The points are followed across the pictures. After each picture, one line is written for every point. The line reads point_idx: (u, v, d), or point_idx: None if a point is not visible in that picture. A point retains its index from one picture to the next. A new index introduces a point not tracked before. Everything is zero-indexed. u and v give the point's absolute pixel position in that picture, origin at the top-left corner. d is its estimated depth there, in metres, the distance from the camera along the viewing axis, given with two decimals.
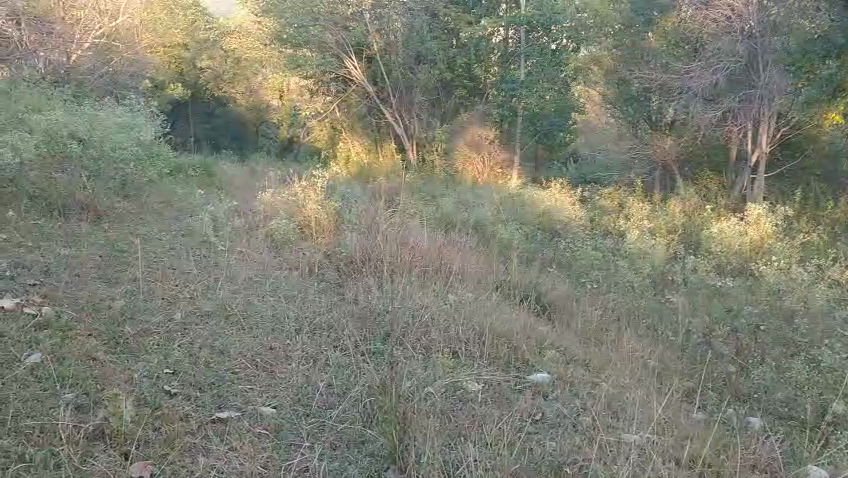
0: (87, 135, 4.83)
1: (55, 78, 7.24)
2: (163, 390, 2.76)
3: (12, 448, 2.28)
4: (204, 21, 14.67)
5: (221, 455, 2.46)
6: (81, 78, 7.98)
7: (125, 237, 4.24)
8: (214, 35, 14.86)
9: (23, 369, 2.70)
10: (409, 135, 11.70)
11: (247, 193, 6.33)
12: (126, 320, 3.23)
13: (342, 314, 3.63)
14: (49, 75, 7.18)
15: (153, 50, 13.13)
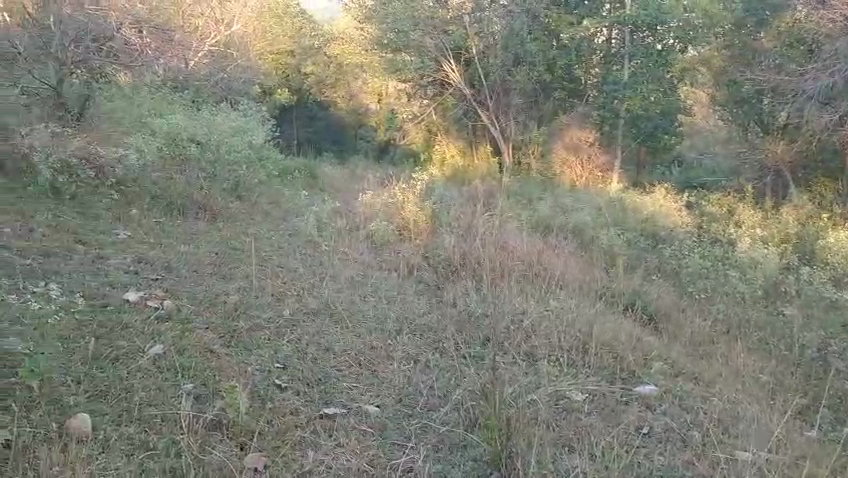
0: (206, 139, 5.40)
1: (176, 85, 7.71)
2: (274, 384, 2.88)
3: (138, 435, 2.43)
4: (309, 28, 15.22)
5: (329, 451, 2.52)
6: (198, 84, 8.43)
7: (235, 235, 4.44)
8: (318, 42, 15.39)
9: (147, 359, 2.88)
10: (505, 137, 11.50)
11: (346, 195, 6.47)
12: (238, 315, 3.39)
13: (443, 316, 3.65)
14: (172, 82, 7.67)
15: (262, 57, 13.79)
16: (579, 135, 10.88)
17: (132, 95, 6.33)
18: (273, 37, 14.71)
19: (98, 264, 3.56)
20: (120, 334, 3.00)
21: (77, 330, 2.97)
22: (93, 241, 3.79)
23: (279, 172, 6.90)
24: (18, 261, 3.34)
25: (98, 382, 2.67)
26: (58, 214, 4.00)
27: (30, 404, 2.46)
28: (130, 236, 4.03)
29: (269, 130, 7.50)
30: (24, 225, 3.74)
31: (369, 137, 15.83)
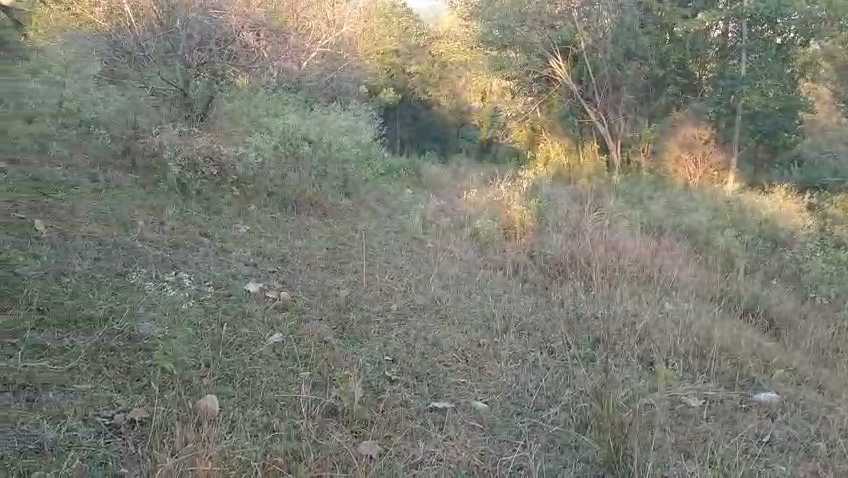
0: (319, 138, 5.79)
1: (290, 86, 8.05)
2: (385, 375, 2.95)
3: (260, 418, 2.55)
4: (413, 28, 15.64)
5: (439, 443, 2.54)
6: (310, 85, 8.77)
7: (345, 232, 4.57)
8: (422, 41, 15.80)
9: (267, 347, 3.02)
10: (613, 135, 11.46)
11: (450, 194, 6.51)
12: (349, 308, 3.50)
13: (550, 317, 3.63)
14: (286, 83, 8.02)
15: (370, 58, 14.20)
16: (692, 133, 10.46)
17: (249, 96, 6.65)
18: (379, 37, 15.11)
19: (222, 258, 3.76)
20: (242, 322, 3.17)
21: (204, 317, 3.16)
22: (216, 235, 4.01)
23: (385, 171, 7.04)
24: (151, 253, 3.59)
25: (223, 367, 2.83)
26: (185, 208, 4.25)
27: (164, 385, 2.64)
28: (248, 230, 4.22)
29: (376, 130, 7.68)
30: (156, 219, 4.00)
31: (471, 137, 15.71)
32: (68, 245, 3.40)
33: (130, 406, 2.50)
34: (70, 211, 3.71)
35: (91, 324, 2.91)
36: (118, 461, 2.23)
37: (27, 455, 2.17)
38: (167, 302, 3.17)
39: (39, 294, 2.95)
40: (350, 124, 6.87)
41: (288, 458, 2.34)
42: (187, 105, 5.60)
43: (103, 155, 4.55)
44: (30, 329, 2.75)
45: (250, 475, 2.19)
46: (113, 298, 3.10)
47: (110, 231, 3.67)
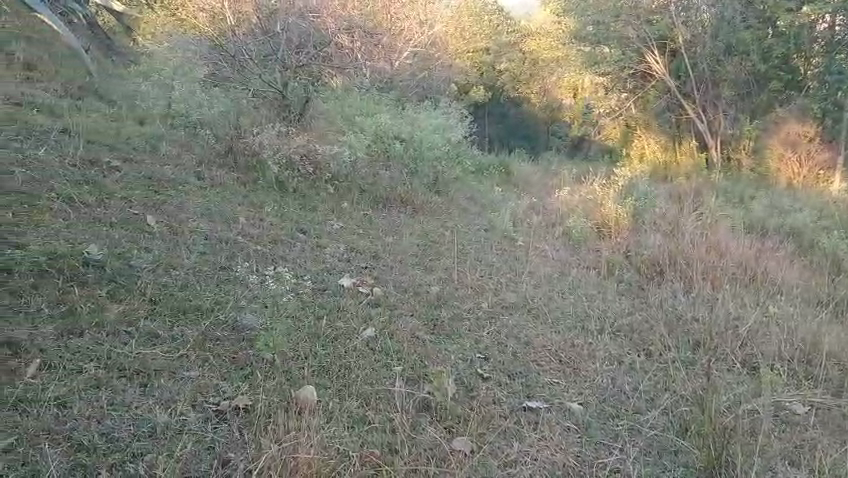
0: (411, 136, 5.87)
1: (382, 86, 8.18)
2: (477, 373, 2.96)
3: (355, 409, 2.61)
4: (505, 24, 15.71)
5: (533, 443, 2.52)
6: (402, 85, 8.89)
7: (435, 229, 4.60)
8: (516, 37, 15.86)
9: (362, 340, 3.09)
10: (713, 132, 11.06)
11: (541, 192, 6.44)
12: (441, 304, 3.53)
13: (647, 318, 3.53)
14: (379, 83, 8.16)
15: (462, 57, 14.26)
16: (796, 131, 9.86)
17: (343, 97, 6.82)
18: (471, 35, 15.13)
19: (317, 253, 3.87)
20: (337, 316, 3.25)
21: (302, 311, 3.26)
22: (312, 231, 4.13)
23: (475, 169, 7.04)
24: (252, 247, 3.74)
25: (320, 359, 2.91)
26: (283, 206, 4.40)
27: (266, 374, 2.74)
28: (342, 226, 4.33)
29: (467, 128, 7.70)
30: (256, 215, 4.15)
31: (562, 134, 15.49)
32: (177, 239, 3.58)
33: (234, 393, 2.62)
34: (178, 207, 3.91)
35: (198, 313, 3.06)
36: (224, 445, 2.35)
37: (143, 437, 2.31)
38: (267, 295, 3.31)
39: (152, 284, 3.14)
40: (440, 122, 6.91)
41: (384, 450, 2.39)
42: (285, 106, 5.79)
43: (208, 155, 4.77)
44: (144, 317, 2.93)
45: (348, 465, 2.25)
46: (218, 290, 3.26)
47: (215, 227, 3.85)
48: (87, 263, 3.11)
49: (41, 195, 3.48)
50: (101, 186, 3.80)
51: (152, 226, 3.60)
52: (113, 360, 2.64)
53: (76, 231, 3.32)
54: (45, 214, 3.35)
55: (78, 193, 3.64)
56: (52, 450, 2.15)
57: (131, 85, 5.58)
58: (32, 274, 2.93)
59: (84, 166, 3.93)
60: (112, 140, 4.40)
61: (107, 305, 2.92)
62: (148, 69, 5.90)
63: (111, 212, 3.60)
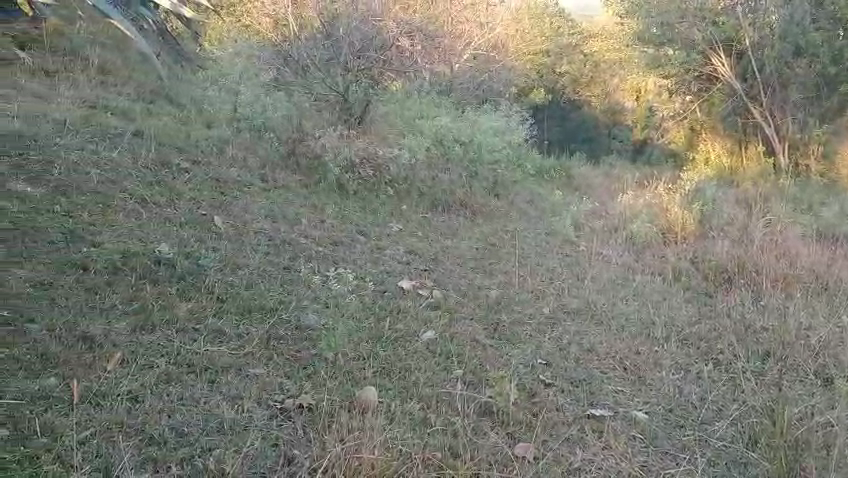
0: (470, 139, 5.86)
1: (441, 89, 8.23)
2: (539, 378, 2.92)
3: (416, 411, 2.61)
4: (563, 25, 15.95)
5: (597, 451, 2.48)
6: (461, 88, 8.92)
7: (494, 232, 4.59)
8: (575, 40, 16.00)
9: (422, 342, 3.10)
10: (781, 136, 10.60)
11: (603, 196, 6.35)
12: (501, 308, 3.51)
13: (715, 327, 3.43)
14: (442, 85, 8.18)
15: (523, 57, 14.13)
16: None
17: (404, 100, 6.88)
18: (531, 36, 15.05)
19: (377, 255, 3.91)
20: (398, 318, 3.26)
21: (363, 312, 3.29)
22: (372, 233, 4.17)
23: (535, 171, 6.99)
24: (314, 248, 3.80)
25: (381, 360, 2.92)
26: (343, 208, 4.45)
27: (328, 373, 2.77)
28: (402, 228, 4.35)
29: (528, 131, 7.66)
30: (318, 217, 4.22)
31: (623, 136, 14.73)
32: (242, 239, 3.67)
33: (298, 391, 2.66)
34: (243, 208, 4.00)
35: (262, 312, 3.12)
36: (288, 443, 2.38)
37: (210, 432, 2.37)
38: (329, 295, 3.35)
39: (219, 283, 3.21)
40: (500, 124, 6.88)
41: (446, 453, 2.38)
42: (346, 109, 5.86)
43: (272, 156, 4.87)
44: (211, 315, 3.01)
45: (411, 466, 2.25)
46: (281, 290, 3.32)
47: (278, 228, 3.92)
48: (157, 262, 3.22)
49: (115, 195, 3.61)
50: (171, 187, 3.92)
51: (218, 227, 3.70)
52: (182, 356, 2.71)
53: (147, 230, 3.43)
54: (120, 214, 3.48)
55: (149, 193, 3.76)
56: (125, 442, 2.22)
57: (200, 87, 5.75)
58: (106, 272, 3.04)
59: (155, 168, 4.07)
60: (182, 142, 4.53)
61: (176, 302, 3.00)
62: (216, 74, 6.08)
63: (180, 213, 3.71)
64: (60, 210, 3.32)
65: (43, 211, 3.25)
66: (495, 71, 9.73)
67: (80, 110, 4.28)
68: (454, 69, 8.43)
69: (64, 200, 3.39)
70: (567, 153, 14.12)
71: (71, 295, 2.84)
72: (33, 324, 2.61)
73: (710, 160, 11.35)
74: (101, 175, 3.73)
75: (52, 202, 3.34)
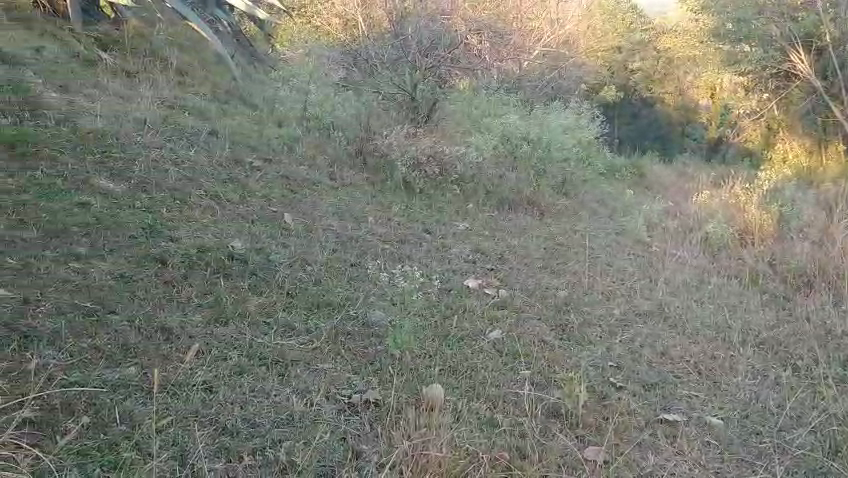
0: (538, 138, 5.79)
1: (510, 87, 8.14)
2: (609, 381, 2.85)
3: (483, 411, 2.58)
4: (635, 16, 14.94)
5: (670, 457, 2.40)
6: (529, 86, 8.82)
7: (562, 232, 4.51)
8: (647, 36, 15.08)
9: (488, 342, 3.07)
10: None
11: (675, 196, 6.16)
12: (570, 309, 3.44)
13: (795, 331, 3.28)
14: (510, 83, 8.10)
15: (595, 54, 13.58)
16: None
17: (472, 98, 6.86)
18: (604, 31, 14.19)
19: (443, 253, 3.91)
20: (464, 316, 3.25)
21: (429, 310, 3.28)
22: (438, 231, 4.16)
23: (605, 170, 6.85)
24: (380, 245, 3.82)
25: (447, 358, 2.91)
26: (410, 206, 4.47)
27: (395, 370, 2.78)
28: (468, 227, 4.33)
29: (598, 129, 7.51)
30: (384, 215, 4.25)
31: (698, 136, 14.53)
32: (311, 236, 3.72)
33: (365, 387, 2.68)
34: (311, 206, 4.06)
35: (330, 308, 3.16)
36: (356, 438, 2.40)
37: (281, 424, 2.41)
38: (397, 293, 3.36)
39: (289, 279, 3.27)
40: (569, 121, 6.76)
41: (514, 454, 2.34)
42: (413, 108, 5.87)
43: (340, 155, 4.93)
44: (281, 310, 3.06)
45: (479, 466, 2.22)
46: (348, 287, 3.36)
47: (345, 225, 3.96)
48: (230, 257, 3.30)
49: (191, 192, 3.72)
50: (244, 185, 4.01)
51: (288, 224, 3.77)
52: (253, 349, 2.77)
53: (221, 227, 3.53)
54: (196, 210, 3.59)
55: (223, 191, 3.86)
56: (200, 431, 2.28)
57: (272, 88, 5.87)
58: (183, 266, 3.14)
59: (229, 166, 4.17)
60: (254, 141, 4.64)
61: (248, 296, 3.07)
62: (286, 75, 6.21)
63: (252, 210, 3.79)
64: (140, 206, 3.44)
65: (125, 207, 3.38)
66: (564, 68, 9.54)
67: (159, 110, 4.43)
68: (523, 67, 8.34)
69: (144, 197, 3.52)
70: (637, 152, 13.78)
71: (150, 288, 2.94)
72: (115, 315, 2.72)
73: (787, 161, 10.90)
74: (178, 173, 3.85)
75: (132, 199, 3.47)
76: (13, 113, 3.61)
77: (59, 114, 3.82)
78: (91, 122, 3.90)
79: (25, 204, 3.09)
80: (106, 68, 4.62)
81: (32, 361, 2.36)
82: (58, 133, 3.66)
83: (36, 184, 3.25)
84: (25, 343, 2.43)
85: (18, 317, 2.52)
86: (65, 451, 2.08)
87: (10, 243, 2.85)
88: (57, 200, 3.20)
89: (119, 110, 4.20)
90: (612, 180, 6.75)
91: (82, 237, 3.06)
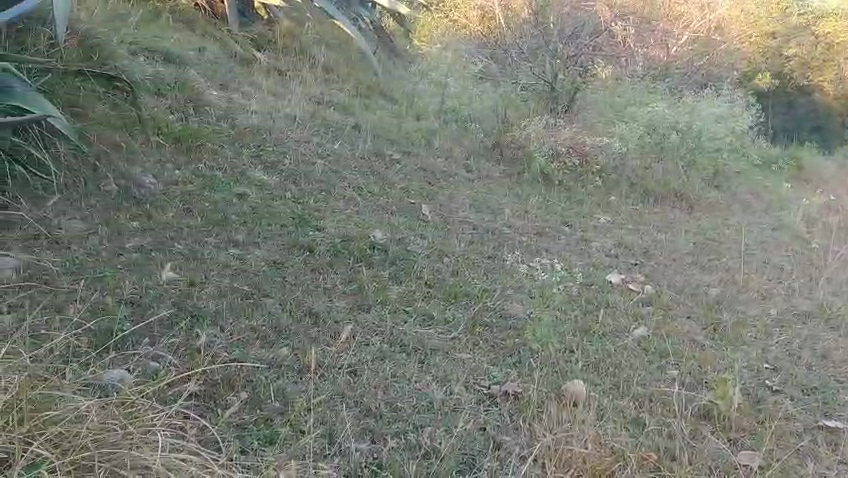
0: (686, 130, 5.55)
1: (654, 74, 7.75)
2: (764, 384, 2.67)
3: (628, 410, 2.49)
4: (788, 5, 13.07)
5: (832, 467, 2.26)
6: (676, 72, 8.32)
7: (712, 226, 4.27)
8: (798, 20, 13.12)
9: (633, 339, 2.95)
10: None
11: (838, 191, 5.67)
12: (721, 307, 3.24)
13: None
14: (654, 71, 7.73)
15: (746, 41, 11.91)
16: None
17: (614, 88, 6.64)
18: (762, 13, 12.44)
19: (583, 246, 3.82)
20: (605, 311, 3.15)
21: (570, 304, 3.21)
22: (578, 225, 4.07)
23: (761, 160, 6.36)
24: (518, 238, 3.79)
25: (588, 353, 2.84)
26: (548, 198, 4.40)
27: (534, 363, 2.76)
28: (610, 221, 4.20)
29: (752, 117, 7.02)
30: (523, 207, 4.20)
31: None
32: (449, 228, 3.75)
33: (505, 379, 2.67)
34: (450, 198, 4.10)
35: (469, 299, 3.17)
36: (497, 428, 2.40)
37: (422, 410, 2.47)
38: (536, 287, 3.33)
39: (428, 269, 3.32)
40: (721, 110, 6.35)
41: (662, 455, 2.25)
42: (553, 98, 5.82)
43: (477, 147, 4.93)
44: (420, 299, 3.11)
45: (625, 465, 2.16)
46: (486, 278, 3.36)
47: (483, 218, 3.96)
48: (372, 247, 3.40)
49: (336, 184, 3.88)
50: (384, 178, 4.12)
51: (426, 216, 3.82)
52: (395, 336, 2.84)
53: (364, 218, 3.65)
54: (340, 201, 3.73)
55: (365, 183, 3.99)
56: (346, 412, 2.39)
57: (411, 81, 5.95)
58: (328, 254, 3.28)
59: (371, 159, 4.30)
60: (394, 134, 4.74)
61: (389, 285, 3.16)
62: (425, 69, 6.31)
63: (392, 201, 3.88)
64: (289, 197, 3.62)
65: (276, 198, 3.57)
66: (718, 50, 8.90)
67: (307, 106, 4.64)
68: (669, 53, 7.91)
69: (293, 188, 3.70)
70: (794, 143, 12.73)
71: (299, 274, 3.08)
72: (268, 299, 2.88)
73: None
74: (324, 165, 4.01)
75: (283, 190, 3.66)
76: (181, 112, 3.93)
77: (219, 111, 4.10)
78: (247, 118, 4.16)
79: (191, 195, 3.36)
80: (259, 67, 4.91)
81: (197, 338, 2.57)
82: (218, 129, 3.94)
83: (200, 177, 3.52)
84: (191, 320, 2.64)
85: (185, 298, 2.74)
86: (228, 422, 2.24)
87: (178, 230, 3.11)
88: (217, 191, 3.44)
89: (272, 107, 4.44)
90: (768, 171, 6.29)
91: (240, 225, 3.27)
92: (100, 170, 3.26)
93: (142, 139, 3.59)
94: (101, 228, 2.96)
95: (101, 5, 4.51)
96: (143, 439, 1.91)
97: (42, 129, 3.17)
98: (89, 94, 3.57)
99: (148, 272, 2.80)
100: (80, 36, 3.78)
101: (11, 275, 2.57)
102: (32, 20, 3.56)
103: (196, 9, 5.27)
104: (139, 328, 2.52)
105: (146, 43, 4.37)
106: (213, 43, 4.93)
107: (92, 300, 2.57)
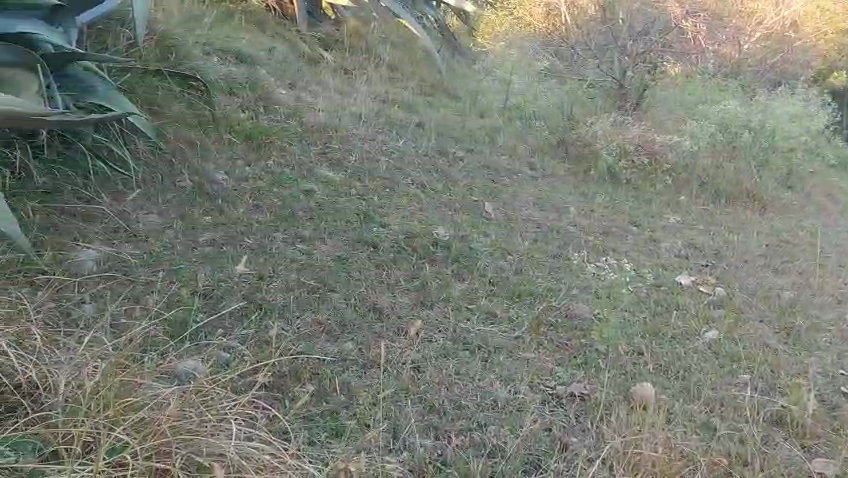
0: (760, 129, 5.40)
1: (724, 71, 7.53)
2: (838, 390, 2.63)
3: (698, 414, 2.43)
4: None
5: None
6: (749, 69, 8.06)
7: (786, 228, 4.13)
8: None
9: (704, 342, 2.87)
10: None
11: None
12: (796, 312, 3.14)
13: None
14: (724, 68, 7.52)
15: (823, 37, 11.46)
16: None
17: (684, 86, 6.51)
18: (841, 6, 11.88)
19: (651, 246, 3.74)
20: (674, 313, 3.07)
21: (638, 305, 3.14)
22: (645, 225, 3.98)
23: (838, 161, 6.11)
24: (585, 238, 3.73)
25: (657, 356, 2.77)
26: (614, 197, 4.32)
27: (600, 364, 2.71)
28: (679, 221, 4.10)
29: (829, 116, 6.76)
30: (588, 206, 4.14)
31: None
32: (513, 226, 3.73)
33: (570, 380, 2.64)
34: (514, 196, 4.07)
35: (533, 298, 3.14)
36: (562, 429, 2.39)
37: (486, 408, 2.47)
38: (603, 287, 3.27)
39: (491, 267, 3.30)
40: (796, 109, 6.12)
41: (733, 461, 2.19)
42: (621, 97, 5.78)
43: (542, 145, 4.87)
44: (484, 297, 3.10)
45: (695, 469, 2.12)
46: (551, 277, 3.32)
47: (548, 217, 3.92)
48: (436, 244, 3.41)
49: (401, 182, 3.90)
50: (448, 176, 4.12)
51: (489, 214, 3.81)
52: (458, 334, 2.84)
53: (428, 215, 3.66)
54: (405, 198, 3.75)
55: (429, 181, 4.00)
56: (410, 407, 2.41)
57: (475, 79, 5.94)
58: (392, 251, 3.30)
59: (435, 156, 4.31)
60: (458, 132, 4.73)
61: (452, 282, 3.16)
62: (490, 67, 6.28)
63: (455, 199, 3.88)
64: (355, 194, 3.67)
65: (342, 195, 3.62)
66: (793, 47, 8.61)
67: (372, 104, 4.68)
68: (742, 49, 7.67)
69: (358, 185, 3.75)
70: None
71: (364, 271, 3.11)
72: (334, 293, 2.92)
73: None
74: (389, 163, 4.03)
75: (349, 187, 3.71)
76: (251, 110, 4.03)
77: (287, 109, 4.18)
78: (314, 116, 4.23)
79: (260, 191, 3.44)
80: (326, 66, 4.99)
81: (266, 331, 2.63)
82: (286, 127, 4.02)
83: (268, 174, 3.60)
84: (260, 313, 2.71)
85: (255, 291, 2.81)
86: (296, 414, 2.30)
87: (248, 225, 3.18)
88: (286, 188, 3.51)
89: (338, 105, 4.50)
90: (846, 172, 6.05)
91: (307, 221, 3.33)
92: (176, 166, 3.37)
93: (214, 136, 3.69)
94: (176, 223, 3.06)
95: (177, 7, 4.66)
96: (217, 427, 1.98)
97: (123, 127, 3.33)
98: (165, 92, 3.69)
99: (219, 266, 2.89)
100: (157, 37, 3.92)
101: (92, 268, 2.67)
102: (113, 22, 3.71)
103: (266, 10, 5.41)
104: (211, 320, 2.60)
105: (218, 44, 4.50)
106: (281, 43, 5.03)
107: (168, 292, 2.66)
